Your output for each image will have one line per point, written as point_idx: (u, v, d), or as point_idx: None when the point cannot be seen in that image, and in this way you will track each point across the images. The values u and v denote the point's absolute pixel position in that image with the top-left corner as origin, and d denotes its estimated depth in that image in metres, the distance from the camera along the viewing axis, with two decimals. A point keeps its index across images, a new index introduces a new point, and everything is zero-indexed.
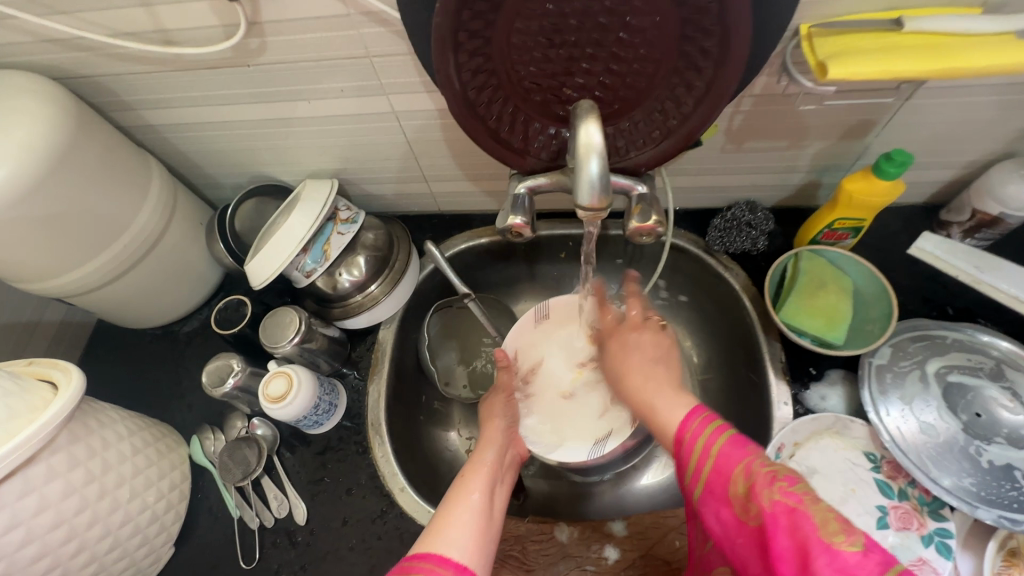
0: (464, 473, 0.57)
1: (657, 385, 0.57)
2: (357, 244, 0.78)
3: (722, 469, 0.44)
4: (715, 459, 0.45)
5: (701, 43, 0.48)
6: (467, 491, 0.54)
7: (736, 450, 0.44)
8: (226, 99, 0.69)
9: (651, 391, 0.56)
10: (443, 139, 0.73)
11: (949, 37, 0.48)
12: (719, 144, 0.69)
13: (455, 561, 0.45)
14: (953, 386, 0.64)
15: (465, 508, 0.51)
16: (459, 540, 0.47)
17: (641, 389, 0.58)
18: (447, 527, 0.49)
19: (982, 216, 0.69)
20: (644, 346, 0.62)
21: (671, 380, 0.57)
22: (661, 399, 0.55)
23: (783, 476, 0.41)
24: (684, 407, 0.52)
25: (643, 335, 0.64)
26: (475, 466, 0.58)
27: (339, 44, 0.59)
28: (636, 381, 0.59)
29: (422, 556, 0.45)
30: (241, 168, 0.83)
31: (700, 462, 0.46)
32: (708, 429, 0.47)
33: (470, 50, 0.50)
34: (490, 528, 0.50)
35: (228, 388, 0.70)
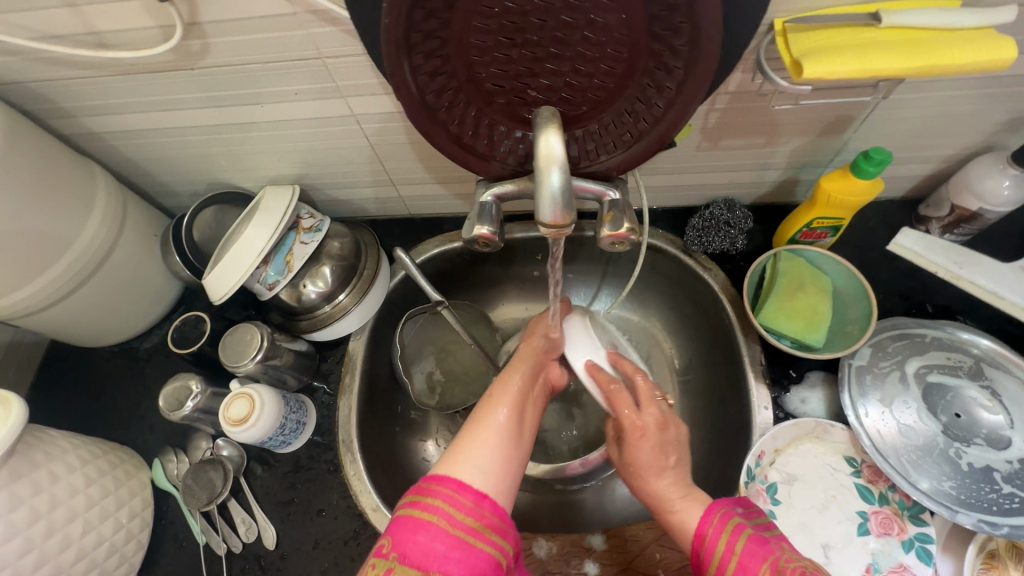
0: (491, 393, 0.51)
1: (672, 488, 0.52)
2: (322, 254, 0.74)
3: (745, 571, 0.43)
4: (739, 562, 0.44)
5: (671, 42, 0.45)
6: (494, 411, 0.49)
7: (760, 551, 0.44)
8: (173, 104, 0.65)
9: (664, 492, 0.52)
10: (407, 142, 0.70)
11: (926, 32, 0.46)
12: (695, 143, 0.67)
13: (474, 487, 0.42)
14: (932, 387, 0.64)
15: (490, 430, 0.47)
16: (480, 463, 0.44)
17: (653, 487, 0.53)
18: (469, 449, 0.45)
19: (961, 211, 0.68)
20: (659, 448, 0.54)
21: (682, 477, 0.53)
22: (677, 503, 0.51)
23: (809, 575, 0.42)
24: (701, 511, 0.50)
25: (652, 432, 0.55)
26: (501, 390, 0.52)
27: (288, 45, 0.55)
28: (647, 481, 0.53)
29: (440, 478, 0.42)
30: (197, 175, 0.79)
31: (724, 565, 0.45)
32: (729, 527, 0.46)
33: (426, 51, 0.47)
34: (518, 452, 0.47)
35: (188, 411, 0.67)
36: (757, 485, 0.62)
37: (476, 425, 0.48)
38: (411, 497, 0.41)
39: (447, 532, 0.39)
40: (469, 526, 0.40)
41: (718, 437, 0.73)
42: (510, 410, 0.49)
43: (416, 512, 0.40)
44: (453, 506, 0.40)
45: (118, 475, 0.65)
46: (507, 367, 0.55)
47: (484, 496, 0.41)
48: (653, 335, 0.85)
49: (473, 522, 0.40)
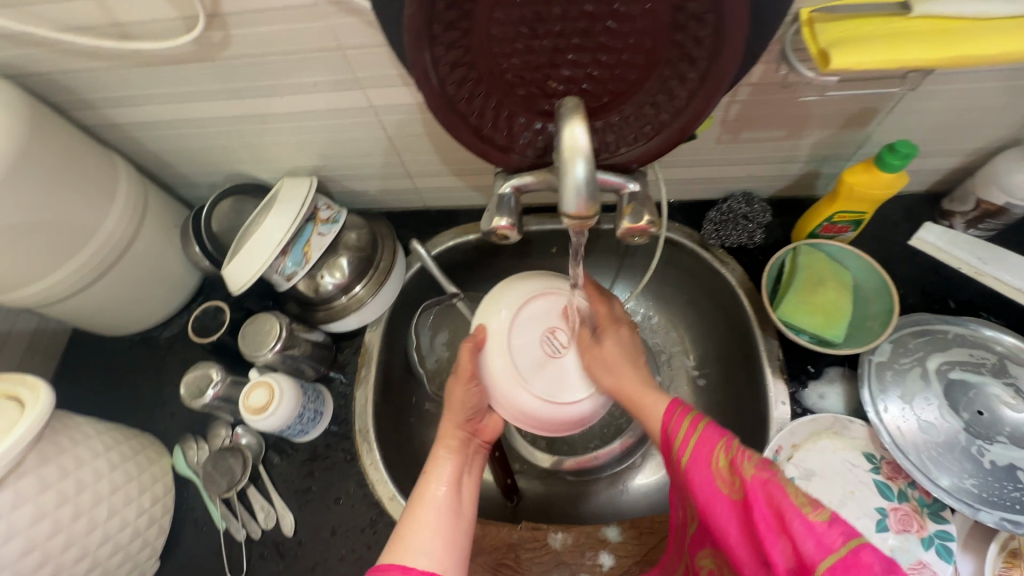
0: (427, 473, 0.57)
1: (635, 381, 0.57)
2: (339, 245, 0.75)
3: (703, 448, 0.45)
4: (696, 440, 0.46)
5: (695, 32, 0.45)
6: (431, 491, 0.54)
7: (716, 433, 0.45)
8: (194, 95, 0.65)
9: (625, 385, 0.57)
10: (424, 133, 0.70)
11: (958, 21, 0.45)
12: (715, 135, 0.66)
13: (418, 569, 0.47)
14: (954, 384, 0.63)
15: (430, 509, 0.53)
16: (426, 548, 0.49)
17: (614, 380, 0.58)
18: (411, 535, 0.50)
19: (987, 205, 0.67)
20: (624, 351, 0.61)
21: (643, 374, 0.58)
22: (637, 390, 0.56)
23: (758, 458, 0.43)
24: (664, 403, 0.53)
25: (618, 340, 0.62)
26: (434, 471, 0.56)
27: (309, 36, 0.56)
28: (613, 376, 0.59)
29: (383, 569, 0.47)
30: (216, 166, 0.79)
31: (683, 445, 0.47)
32: (689, 416, 0.48)
33: (447, 42, 0.47)
34: (461, 525, 0.52)
35: (208, 399, 0.68)
36: None
37: (418, 506, 0.53)
38: None
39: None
40: None
41: (734, 431, 0.73)
42: (446, 490, 0.55)
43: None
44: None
45: (141, 461, 0.67)
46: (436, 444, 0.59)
47: (428, 574, 0.47)
48: (667, 329, 0.85)
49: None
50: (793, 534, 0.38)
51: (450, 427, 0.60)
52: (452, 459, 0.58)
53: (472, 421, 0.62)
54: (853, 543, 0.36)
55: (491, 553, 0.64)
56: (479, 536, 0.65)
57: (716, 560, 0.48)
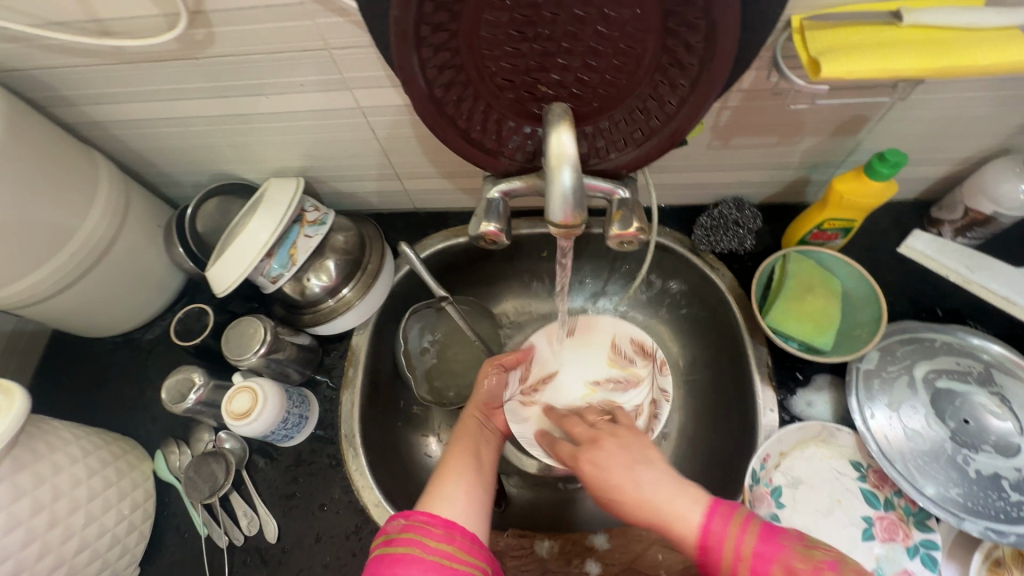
0: (456, 445, 0.61)
1: (657, 484, 0.49)
2: (326, 247, 0.74)
3: (761, 568, 0.41)
4: (754, 556, 0.42)
5: (686, 38, 0.44)
6: (458, 456, 0.59)
7: (779, 544, 0.42)
8: (178, 94, 0.64)
9: (648, 496, 0.49)
10: (414, 135, 0.69)
11: (949, 31, 0.45)
12: (706, 140, 0.65)
13: (444, 519, 0.48)
14: (941, 392, 0.63)
15: (457, 475, 0.55)
16: (453, 498, 0.52)
17: (637, 493, 0.49)
18: (441, 491, 0.53)
19: (975, 214, 0.67)
20: (633, 451, 0.54)
21: (669, 479, 0.50)
22: (665, 503, 0.48)
23: (825, 562, 0.40)
24: (701, 507, 0.46)
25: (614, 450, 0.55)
26: (458, 442, 0.61)
27: (295, 34, 0.54)
28: (630, 488, 0.50)
29: (411, 514, 0.48)
30: (200, 166, 0.78)
31: (737, 563, 0.42)
32: (737, 524, 0.44)
33: (435, 44, 0.46)
34: (479, 488, 0.55)
35: (190, 404, 0.67)
36: (762, 488, 0.62)
37: (447, 472, 0.56)
38: (386, 537, 0.47)
39: (430, 561, 0.45)
40: (445, 552, 0.46)
41: (722, 437, 0.72)
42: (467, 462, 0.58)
43: (394, 549, 0.45)
44: (430, 545, 0.46)
45: (120, 467, 0.65)
46: (457, 427, 0.65)
47: (452, 524, 0.48)
48: (657, 334, 0.85)
49: (447, 547, 0.46)
50: None
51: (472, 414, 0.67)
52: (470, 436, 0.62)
53: (488, 408, 0.69)
54: None
55: None
56: None
57: None
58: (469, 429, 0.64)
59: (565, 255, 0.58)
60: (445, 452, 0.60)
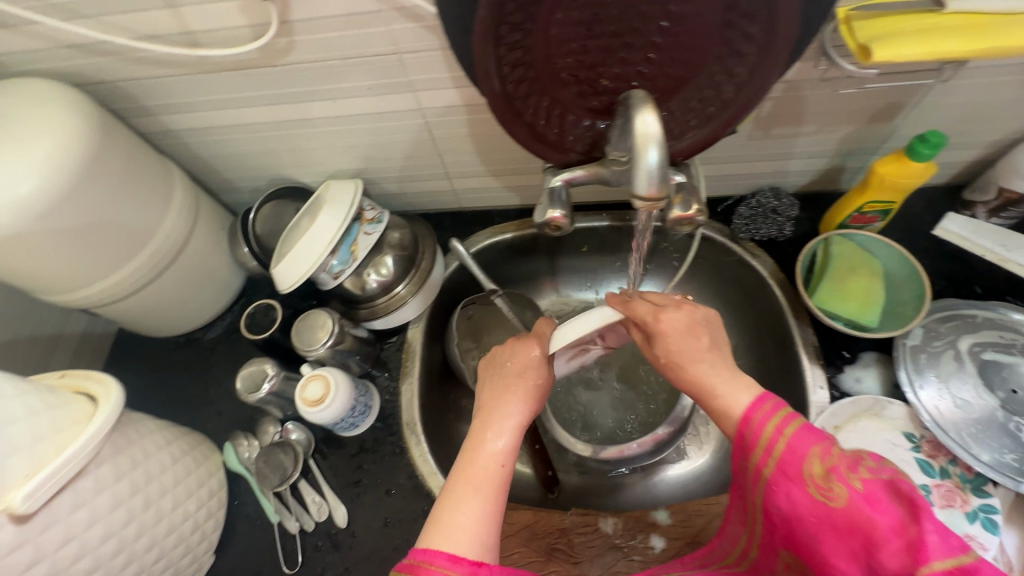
0: (478, 430, 0.50)
1: (715, 376, 0.50)
2: (383, 244, 0.77)
3: (792, 454, 0.43)
4: (786, 444, 0.43)
5: (745, 29, 0.48)
6: (484, 450, 0.48)
7: (812, 437, 0.43)
8: (250, 102, 0.68)
9: (707, 376, 0.50)
10: (468, 135, 0.73)
11: (989, 16, 0.48)
12: (748, 131, 0.69)
13: (470, 558, 0.41)
14: (988, 364, 0.65)
15: (480, 473, 0.46)
16: (467, 526, 0.43)
17: (695, 373, 0.51)
18: (454, 514, 0.44)
19: (1008, 193, 0.70)
20: (691, 335, 0.53)
21: (725, 363, 0.51)
22: (721, 389, 0.49)
23: (867, 459, 0.41)
24: (751, 393, 0.48)
25: (678, 323, 0.53)
26: (484, 441, 0.49)
27: (369, 41, 0.59)
28: (691, 370, 0.51)
29: (429, 553, 0.42)
30: (260, 171, 0.82)
31: (769, 448, 0.44)
32: (779, 413, 0.45)
33: (510, 43, 0.50)
34: (499, 503, 0.45)
35: (263, 394, 0.70)
36: None
37: (457, 490, 0.45)
38: None
39: None
40: None
41: None
42: (489, 475, 0.46)
43: None
44: None
45: (196, 456, 0.68)
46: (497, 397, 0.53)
47: (479, 564, 0.41)
48: None
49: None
50: (904, 536, 0.37)
51: (492, 384, 0.55)
52: (505, 432, 0.49)
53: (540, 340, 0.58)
54: (969, 560, 0.35)
55: (544, 538, 0.65)
56: (531, 524, 0.66)
57: (787, 559, 0.46)
58: (507, 407, 0.52)
59: (644, 235, 0.57)
60: (456, 456, 0.48)
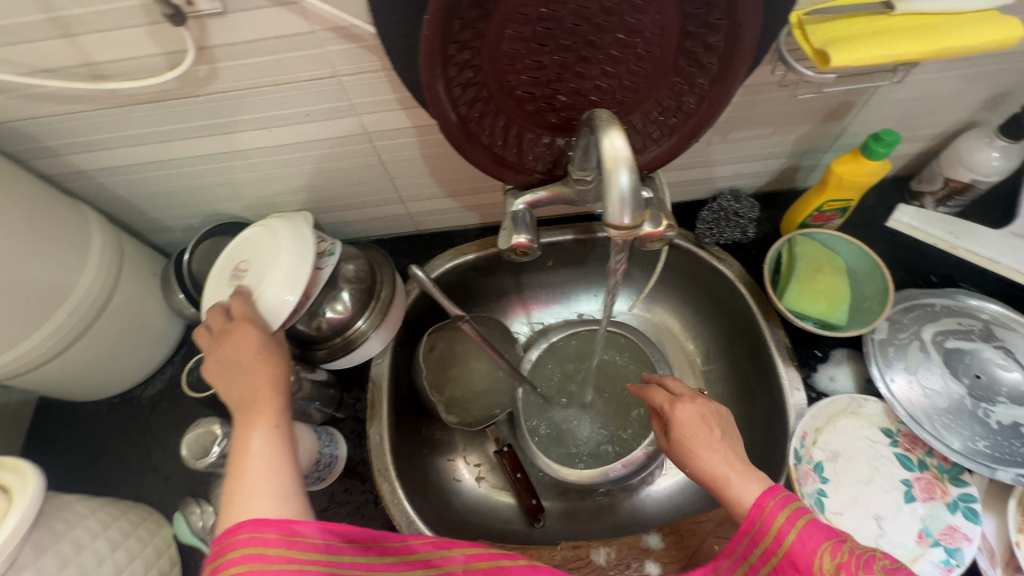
0: (245, 423, 0.50)
1: (724, 463, 0.52)
2: (337, 278, 0.71)
3: (803, 548, 0.43)
4: (797, 537, 0.43)
5: (705, 39, 0.46)
6: (249, 439, 0.48)
7: (822, 530, 0.43)
8: (173, 135, 0.61)
9: (719, 466, 0.52)
10: (420, 156, 0.68)
11: (937, 17, 0.48)
12: (706, 137, 0.68)
13: (276, 519, 0.42)
14: (951, 352, 0.67)
15: (255, 455, 0.47)
16: (260, 495, 0.44)
17: (706, 461, 0.53)
18: (242, 491, 0.44)
19: (954, 183, 0.72)
20: (703, 422, 0.56)
21: (734, 451, 0.53)
22: (734, 478, 0.50)
23: (881, 558, 0.41)
24: (760, 484, 0.49)
25: (692, 413, 0.57)
26: (246, 439, 0.48)
27: (303, 64, 0.53)
28: (701, 458, 0.53)
29: (234, 531, 0.41)
30: (193, 209, 0.75)
31: (779, 537, 0.44)
32: (789, 506, 0.45)
33: (460, 62, 0.46)
34: (284, 460, 0.47)
35: (212, 459, 0.62)
36: (805, 466, 0.64)
37: (241, 467, 0.46)
38: (214, 566, 0.40)
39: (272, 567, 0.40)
40: (285, 557, 0.41)
41: (753, 423, 0.74)
42: (263, 446, 0.48)
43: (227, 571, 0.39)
44: (259, 545, 0.40)
45: (141, 536, 0.61)
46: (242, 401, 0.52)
47: (289, 522, 0.42)
48: (672, 331, 0.87)
49: (283, 552, 0.41)
50: None
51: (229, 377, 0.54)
52: (265, 423, 0.49)
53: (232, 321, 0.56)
54: None
55: None
56: None
57: None
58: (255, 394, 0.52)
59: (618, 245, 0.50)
60: (229, 457, 0.48)
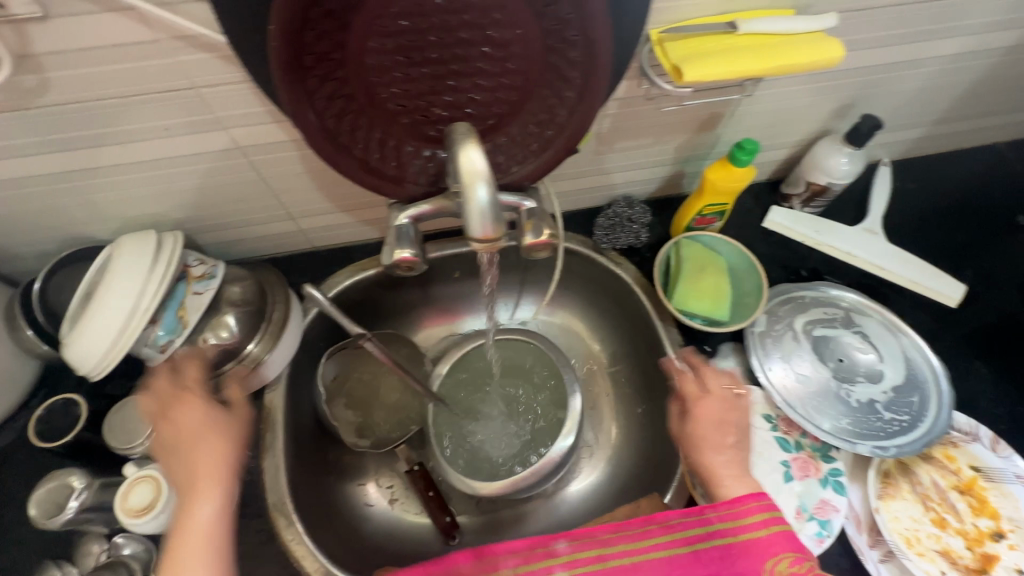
0: (188, 492, 0.52)
1: (727, 465, 0.57)
2: (220, 302, 0.66)
3: (768, 543, 0.50)
4: (765, 534, 0.50)
5: (567, 54, 0.47)
6: (191, 512, 0.51)
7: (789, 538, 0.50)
8: (5, 151, 0.54)
9: (720, 468, 0.57)
10: (304, 171, 0.65)
11: (775, 37, 0.53)
12: (593, 146, 0.70)
13: None
14: (819, 339, 0.73)
15: (194, 530, 0.50)
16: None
17: (711, 457, 0.58)
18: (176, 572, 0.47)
19: (814, 186, 0.79)
20: (721, 422, 0.60)
21: (738, 459, 0.58)
22: (728, 479, 0.56)
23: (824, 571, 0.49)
24: (749, 487, 0.55)
25: (713, 412, 0.61)
26: (187, 512, 0.51)
27: (153, 74, 0.49)
28: (704, 453, 0.58)
29: None
30: (44, 233, 0.66)
31: (746, 527, 0.51)
32: (766, 511, 0.51)
33: (320, 75, 0.44)
34: (219, 544, 0.50)
35: (69, 514, 0.57)
36: None
37: (178, 546, 0.49)
38: None
39: None
40: None
41: (654, 420, 0.77)
42: (204, 519, 0.50)
43: None
44: None
45: None
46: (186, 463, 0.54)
47: None
48: (580, 336, 0.89)
49: None
50: None
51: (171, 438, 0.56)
52: (208, 495, 0.52)
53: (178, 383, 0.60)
54: None
55: None
56: None
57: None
58: (205, 457, 0.54)
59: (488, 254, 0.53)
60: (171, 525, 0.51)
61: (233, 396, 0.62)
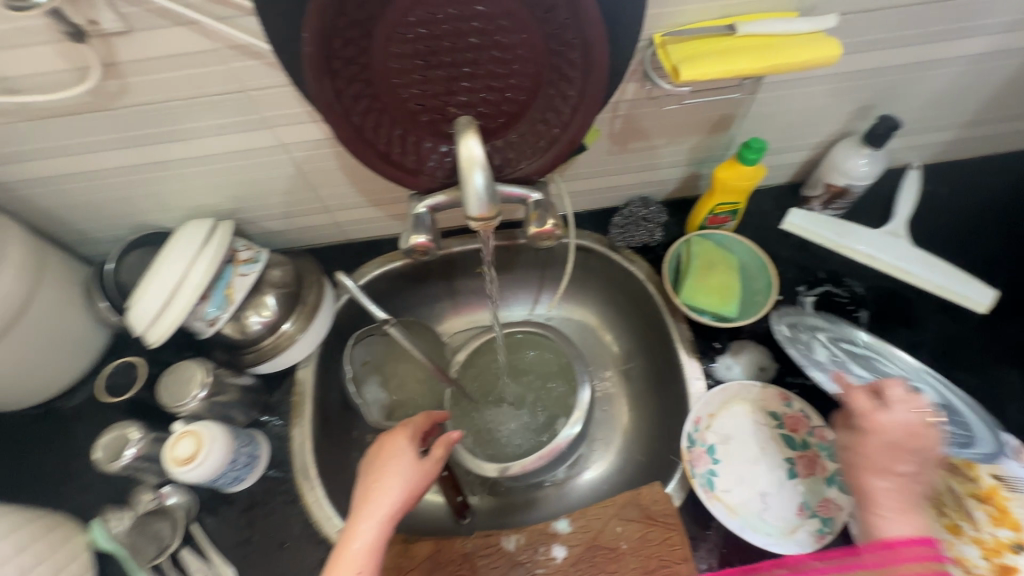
0: (365, 490, 0.58)
1: (891, 496, 0.54)
2: (263, 283, 0.73)
3: None
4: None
5: (568, 56, 0.51)
6: (354, 528, 0.54)
7: None
8: (92, 146, 0.64)
9: (883, 498, 0.54)
10: (338, 167, 0.72)
11: (774, 37, 0.55)
12: (606, 147, 0.74)
13: None
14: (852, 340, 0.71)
15: (380, 506, 0.56)
16: None
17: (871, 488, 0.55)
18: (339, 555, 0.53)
19: (833, 188, 0.79)
20: (900, 449, 0.54)
21: (907, 495, 0.54)
22: (890, 514, 0.53)
23: None
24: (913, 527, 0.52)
25: (894, 435, 0.55)
26: (350, 533, 0.54)
27: (212, 79, 0.57)
28: (869, 480, 0.55)
29: None
30: (119, 219, 0.77)
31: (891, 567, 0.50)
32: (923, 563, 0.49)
33: (348, 76, 0.51)
34: None
35: (126, 460, 0.65)
36: (698, 448, 0.69)
37: None
38: None
39: None
40: None
41: (662, 413, 0.79)
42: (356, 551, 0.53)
43: None
44: None
45: (52, 540, 0.62)
46: (382, 469, 0.59)
47: None
48: (595, 329, 0.92)
49: None
50: None
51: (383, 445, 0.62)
52: (371, 523, 0.55)
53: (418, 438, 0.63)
54: None
55: (446, 567, 0.65)
56: (434, 554, 0.66)
57: None
58: (388, 473, 0.59)
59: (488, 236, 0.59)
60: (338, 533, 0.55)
61: (435, 453, 0.63)
